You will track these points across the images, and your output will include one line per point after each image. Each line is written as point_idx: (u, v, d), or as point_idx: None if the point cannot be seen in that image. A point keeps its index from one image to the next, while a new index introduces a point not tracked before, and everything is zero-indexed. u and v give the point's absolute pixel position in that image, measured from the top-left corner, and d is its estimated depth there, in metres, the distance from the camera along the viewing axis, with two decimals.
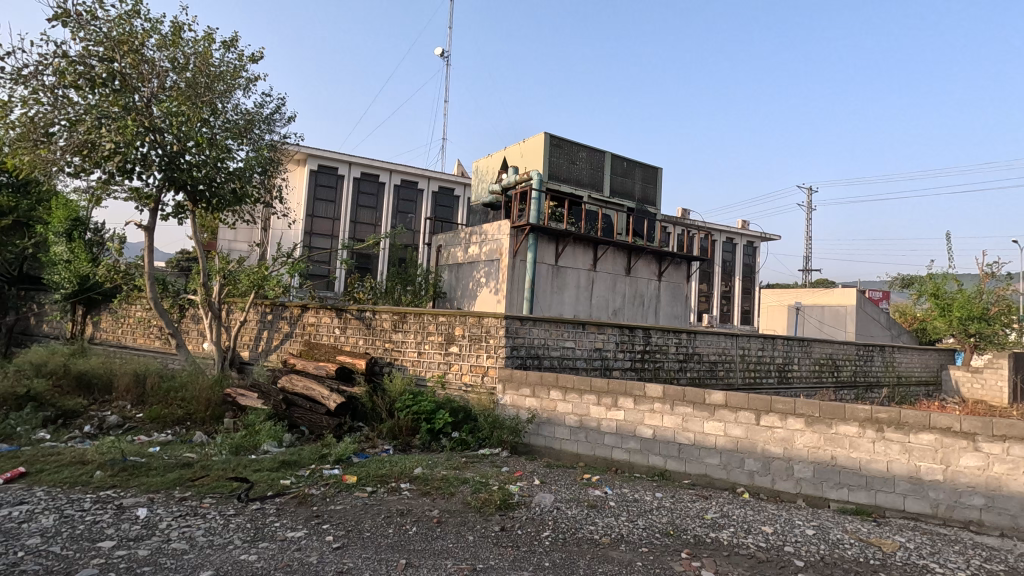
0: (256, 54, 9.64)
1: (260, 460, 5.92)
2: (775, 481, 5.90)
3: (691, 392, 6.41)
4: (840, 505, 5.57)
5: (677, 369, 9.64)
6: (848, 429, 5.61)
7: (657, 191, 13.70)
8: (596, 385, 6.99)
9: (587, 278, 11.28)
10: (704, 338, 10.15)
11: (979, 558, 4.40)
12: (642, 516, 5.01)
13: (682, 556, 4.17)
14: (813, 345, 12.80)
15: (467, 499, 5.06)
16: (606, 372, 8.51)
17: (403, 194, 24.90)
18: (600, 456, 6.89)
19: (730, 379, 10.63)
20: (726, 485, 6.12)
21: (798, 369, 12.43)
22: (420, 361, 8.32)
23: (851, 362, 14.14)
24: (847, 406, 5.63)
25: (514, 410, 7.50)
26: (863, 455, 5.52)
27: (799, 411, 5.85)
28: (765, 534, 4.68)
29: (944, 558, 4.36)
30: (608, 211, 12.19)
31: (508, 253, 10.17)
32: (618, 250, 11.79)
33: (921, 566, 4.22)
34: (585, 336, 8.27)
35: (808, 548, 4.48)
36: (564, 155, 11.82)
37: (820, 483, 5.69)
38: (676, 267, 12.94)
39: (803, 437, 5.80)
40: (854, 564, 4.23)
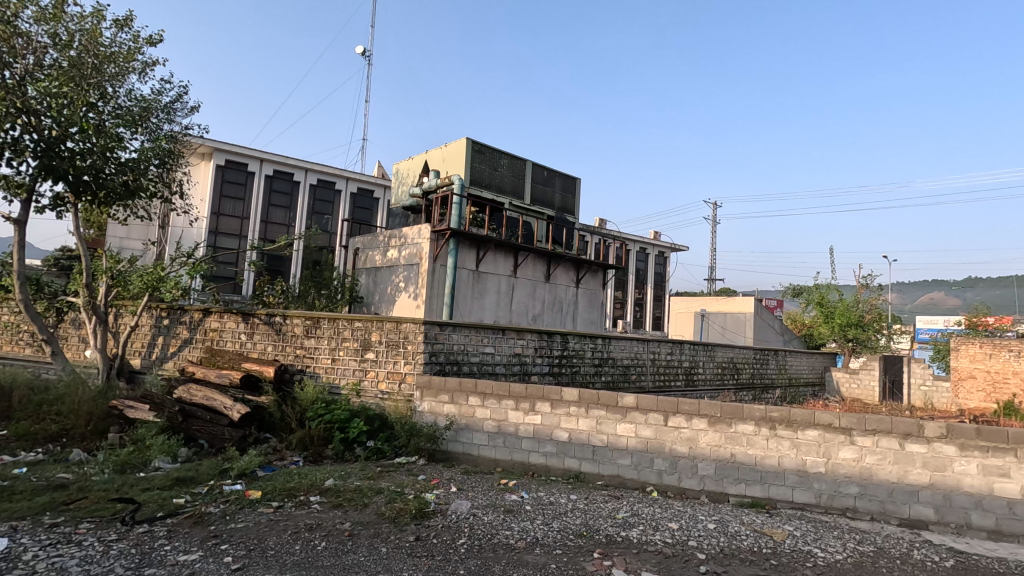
0: (155, 37, 8.88)
1: (150, 478, 5.41)
2: (681, 479, 6.22)
3: (605, 396, 6.62)
4: (738, 499, 5.96)
5: (593, 373, 9.94)
6: (745, 428, 6.03)
7: (576, 200, 14.13)
8: (514, 390, 7.04)
9: (507, 284, 11.37)
10: (618, 343, 10.54)
11: (854, 541, 4.87)
12: (557, 518, 5.10)
13: (595, 556, 4.28)
14: (716, 349, 13.65)
15: (381, 510, 4.91)
16: (525, 377, 8.62)
17: (319, 194, 23.93)
18: (517, 460, 6.94)
19: (641, 382, 11.11)
20: (637, 484, 6.37)
21: (703, 372, 13.21)
22: (334, 367, 7.98)
23: (750, 365, 15.24)
24: (745, 406, 6.04)
25: (432, 417, 7.38)
26: (759, 451, 5.95)
27: (702, 411, 6.22)
28: (671, 531, 4.92)
29: (825, 543, 4.79)
30: (528, 218, 12.38)
31: (429, 257, 10.03)
32: (538, 256, 11.98)
33: (806, 553, 4.59)
34: (505, 342, 8.32)
35: (709, 541, 4.76)
36: (486, 161, 11.87)
37: (721, 479, 6.06)
38: (593, 275, 13.38)
39: (706, 437, 6.16)
40: (749, 554, 4.53)
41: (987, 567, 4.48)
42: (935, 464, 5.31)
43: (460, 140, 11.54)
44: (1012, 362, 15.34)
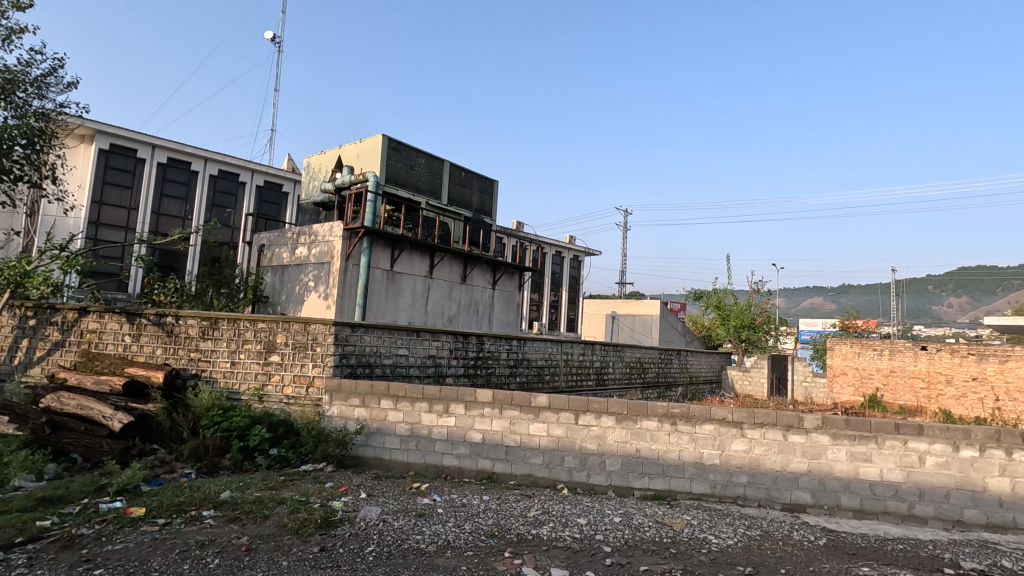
0: (23, 2, 7.88)
1: (9, 499, 4.77)
2: (590, 475, 6.42)
3: (518, 396, 6.70)
4: (642, 493, 6.25)
5: (508, 374, 10.03)
6: (650, 424, 6.35)
7: (493, 203, 14.24)
8: (428, 392, 6.94)
9: (423, 285, 11.21)
10: (532, 344, 10.71)
11: (744, 527, 5.27)
12: (469, 520, 5.08)
13: (505, 556, 4.31)
14: (624, 350, 14.26)
15: (283, 521, 4.65)
16: (439, 379, 8.52)
17: (221, 186, 22.33)
18: (431, 463, 6.84)
19: (555, 382, 11.36)
20: (548, 482, 6.50)
21: (612, 372, 13.75)
22: (234, 371, 7.46)
23: (655, 365, 16.08)
24: (649, 403, 6.36)
25: (341, 422, 7.11)
26: (662, 446, 6.28)
27: (610, 409, 6.46)
28: (579, 526, 5.06)
29: (718, 530, 5.15)
30: (445, 219, 12.29)
31: (340, 256, 9.65)
32: (455, 257, 11.91)
33: (701, 540, 4.91)
34: (419, 343, 8.19)
35: (614, 534, 4.95)
36: (402, 159, 11.65)
37: (627, 473, 6.33)
38: (509, 277, 13.53)
39: (614, 434, 6.41)
40: (651, 544, 4.77)
41: (853, 542, 5.01)
42: (812, 453, 5.87)
43: (376, 136, 11.24)
44: (875, 360, 17.39)
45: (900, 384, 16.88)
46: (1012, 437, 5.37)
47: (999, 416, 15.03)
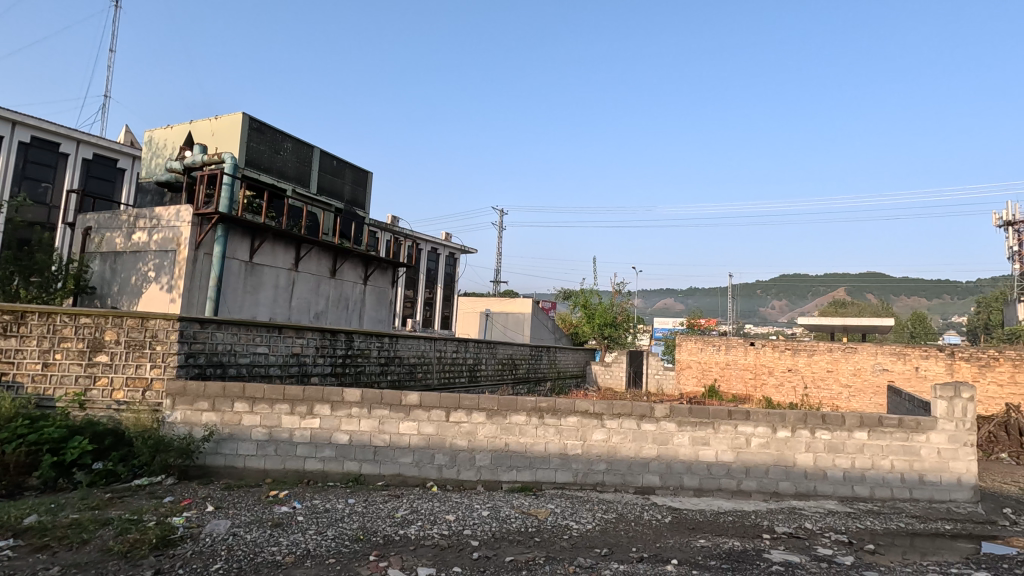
0: None
1: None
2: (459, 471, 6.45)
3: (388, 395, 6.51)
4: (509, 485, 6.42)
5: (378, 373, 9.72)
6: (518, 418, 6.53)
7: (366, 195, 13.79)
8: (289, 393, 6.49)
9: (287, 278, 10.45)
10: (405, 341, 10.49)
11: (602, 511, 5.64)
12: (332, 526, 4.83)
13: (370, 559, 4.17)
14: (497, 346, 14.55)
15: (108, 545, 4.05)
16: (303, 378, 8.01)
17: (32, 155, 18.86)
18: (290, 469, 6.39)
19: (427, 380, 11.24)
20: (417, 481, 6.41)
21: (484, 368, 13.95)
22: (47, 375, 6.35)
23: (526, 361, 16.62)
24: (518, 398, 6.54)
25: (186, 428, 6.39)
26: (529, 439, 6.50)
27: (482, 405, 6.54)
28: (448, 523, 5.07)
29: (579, 516, 5.46)
30: (314, 209, 11.61)
31: (189, 244, 8.63)
32: (323, 251, 11.29)
33: (563, 527, 5.17)
34: (281, 341, 7.62)
35: (482, 527, 5.03)
36: (266, 141, 10.77)
37: (496, 467, 6.46)
38: (382, 272, 13.16)
39: (484, 429, 6.50)
40: (516, 535, 4.92)
41: (692, 518, 5.60)
42: (661, 439, 6.45)
43: (235, 114, 10.26)
44: (714, 354, 19.64)
45: (734, 376, 19.22)
46: (815, 419, 6.37)
47: (806, 401, 17.72)
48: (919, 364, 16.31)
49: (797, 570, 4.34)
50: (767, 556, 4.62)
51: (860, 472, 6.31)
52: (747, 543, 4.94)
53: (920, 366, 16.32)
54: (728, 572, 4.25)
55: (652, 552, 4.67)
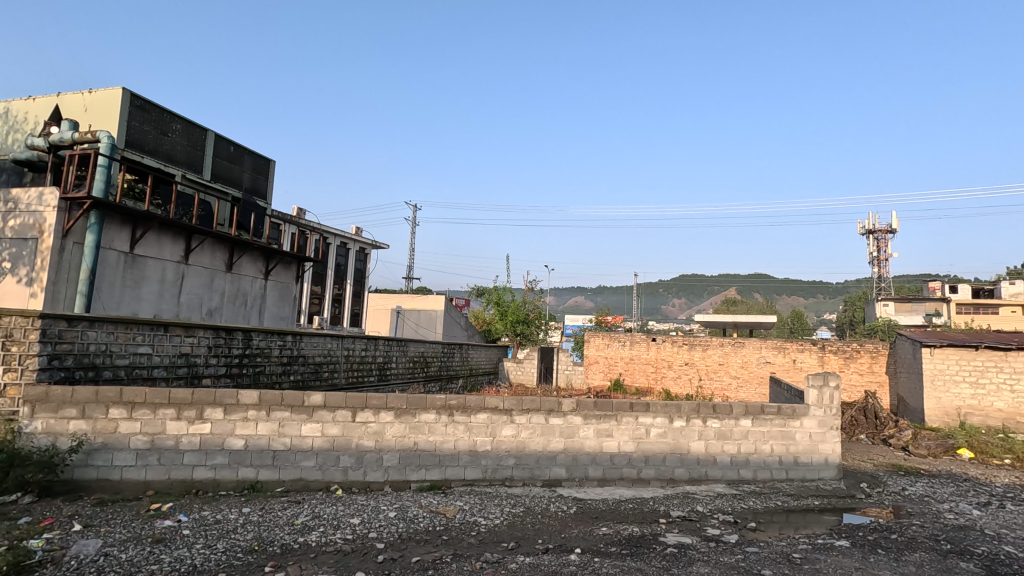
0: None
1: None
2: (366, 473, 6.25)
3: (289, 396, 6.16)
4: (418, 484, 6.32)
5: (280, 373, 9.19)
6: (428, 416, 6.44)
7: (266, 184, 13.01)
8: (176, 396, 5.96)
9: (175, 272, 9.59)
10: (309, 339, 10.01)
11: (509, 506, 5.72)
12: (223, 538, 4.50)
13: (267, 571, 3.94)
14: (408, 344, 14.28)
15: None
16: (194, 380, 7.39)
17: None
18: (176, 479, 5.88)
19: (334, 379, 10.81)
20: (320, 485, 6.13)
21: (395, 367, 13.64)
22: None
23: (438, 358, 16.48)
24: (428, 396, 6.46)
25: (49, 439, 5.68)
26: (438, 437, 6.43)
27: (390, 404, 6.38)
28: (352, 527, 4.89)
29: (487, 512, 5.49)
30: (207, 197, 10.75)
31: (55, 231, 7.63)
32: (218, 243, 10.50)
33: (471, 523, 5.17)
34: (167, 340, 6.98)
35: (388, 529, 4.90)
36: (151, 121, 9.81)
37: (404, 467, 6.33)
38: (284, 267, 12.47)
39: (392, 429, 6.35)
40: (424, 534, 4.85)
41: (596, 507, 5.82)
42: (567, 432, 6.64)
43: (114, 89, 9.25)
44: (620, 349, 20.56)
45: (637, 370, 20.23)
46: (707, 408, 6.85)
47: (701, 393, 19.04)
48: (796, 356, 18.04)
49: (688, 550, 4.64)
50: (662, 539, 4.90)
51: (744, 456, 6.88)
52: (645, 528, 5.21)
53: (797, 359, 18.06)
54: (628, 557, 4.45)
55: (557, 542, 4.79)
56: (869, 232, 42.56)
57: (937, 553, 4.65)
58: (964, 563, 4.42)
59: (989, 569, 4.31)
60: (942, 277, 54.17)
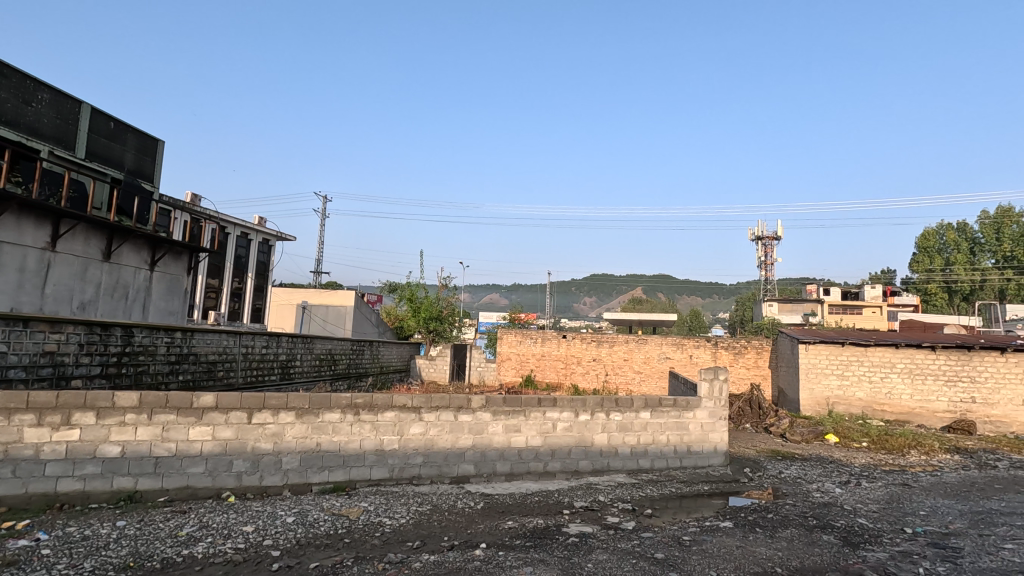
0: None
1: None
2: (262, 477, 5.90)
3: (176, 397, 5.68)
4: (320, 487, 6.06)
5: (166, 373, 8.44)
6: (332, 416, 6.19)
7: (153, 165, 11.91)
8: (37, 400, 5.28)
9: (39, 260, 8.50)
10: (202, 336, 9.28)
11: (416, 504, 5.64)
12: (92, 556, 4.06)
13: None
14: (313, 341, 13.64)
15: None
16: (60, 382, 6.59)
17: None
18: (35, 493, 5.21)
19: (230, 379, 10.10)
20: (210, 492, 5.71)
21: (299, 365, 12.98)
22: None
23: (346, 356, 15.89)
24: (332, 395, 6.22)
25: None
26: (342, 437, 6.20)
27: (290, 404, 6.07)
28: (245, 535, 4.60)
29: (392, 512, 5.38)
30: (81, 177, 9.63)
31: None
32: (93, 229, 9.44)
33: (375, 524, 5.04)
34: (27, 337, 6.16)
35: (285, 535, 4.67)
36: (9, 87, 8.61)
37: (305, 469, 6.05)
38: (173, 257, 11.47)
39: (293, 430, 6.03)
40: (324, 538, 4.66)
41: (502, 502, 5.89)
42: (476, 429, 6.67)
43: None
44: (531, 346, 20.95)
45: (547, 366, 20.72)
46: (610, 403, 7.15)
47: (606, 387, 19.87)
48: (692, 352, 19.30)
49: (589, 539, 4.82)
50: (565, 530, 5.06)
51: (643, 447, 7.26)
52: (549, 520, 5.35)
53: (693, 354, 19.31)
54: (531, 549, 4.54)
55: (463, 539, 4.80)
56: (758, 238, 46.47)
57: (805, 528, 5.19)
58: (826, 536, 4.96)
59: (845, 540, 4.86)
60: (817, 281, 60.32)
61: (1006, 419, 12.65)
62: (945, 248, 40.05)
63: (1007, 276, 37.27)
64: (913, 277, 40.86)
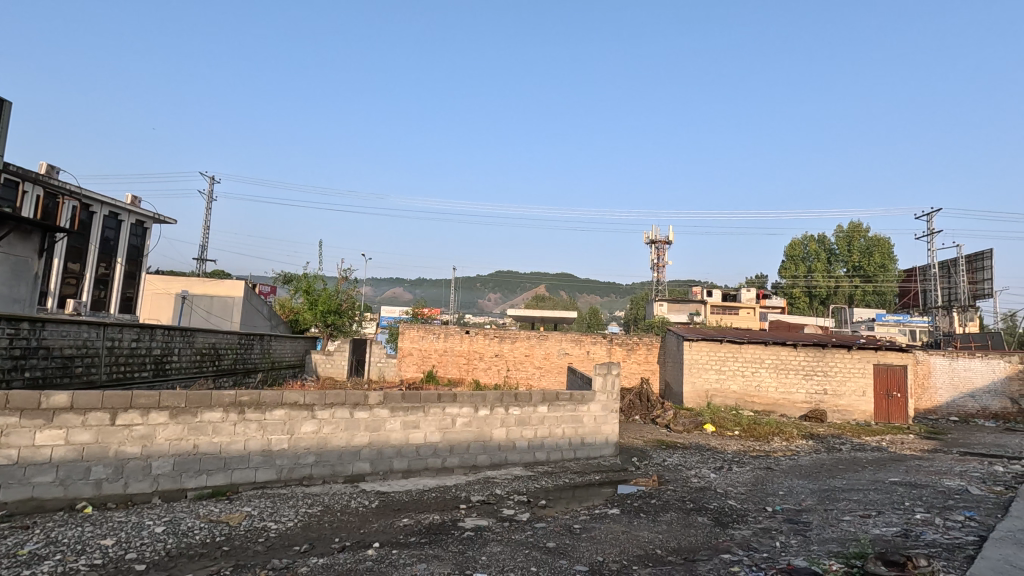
0: None
1: None
2: (127, 485, 5.32)
3: (20, 397, 4.96)
4: (196, 492, 5.57)
5: (9, 370, 7.33)
6: (212, 415, 5.73)
7: None
8: None
9: None
10: (56, 327, 8.17)
11: (305, 506, 5.37)
12: None
13: None
14: (194, 335, 12.53)
15: None
16: None
17: None
18: None
19: (91, 376, 8.99)
20: (61, 504, 5.04)
21: (176, 360, 11.87)
22: None
23: (232, 351, 14.76)
24: (213, 393, 5.75)
25: None
26: (224, 438, 5.76)
27: (163, 404, 5.52)
28: (103, 549, 4.13)
29: (279, 515, 5.08)
30: None
31: None
32: None
33: (259, 529, 4.74)
34: None
35: (153, 547, 4.25)
36: None
37: (179, 474, 5.53)
38: (20, 237, 9.99)
39: (165, 431, 5.50)
40: (199, 547, 4.30)
41: (398, 499, 5.78)
42: (373, 426, 6.48)
43: None
44: (434, 342, 20.75)
45: (449, 362, 20.64)
46: (508, 398, 7.27)
47: (507, 382, 20.19)
48: (589, 348, 20.13)
49: (484, 532, 4.87)
50: (461, 524, 5.07)
51: (540, 440, 7.46)
52: (445, 515, 5.34)
53: (589, 350, 20.15)
54: (426, 545, 4.50)
55: (355, 539, 4.66)
56: (653, 241, 49.49)
57: (682, 511, 5.62)
58: (700, 518, 5.40)
59: (716, 520, 5.33)
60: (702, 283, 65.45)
61: (850, 408, 14.52)
62: (808, 257, 45.23)
63: (855, 283, 42.84)
64: (782, 282, 45.64)
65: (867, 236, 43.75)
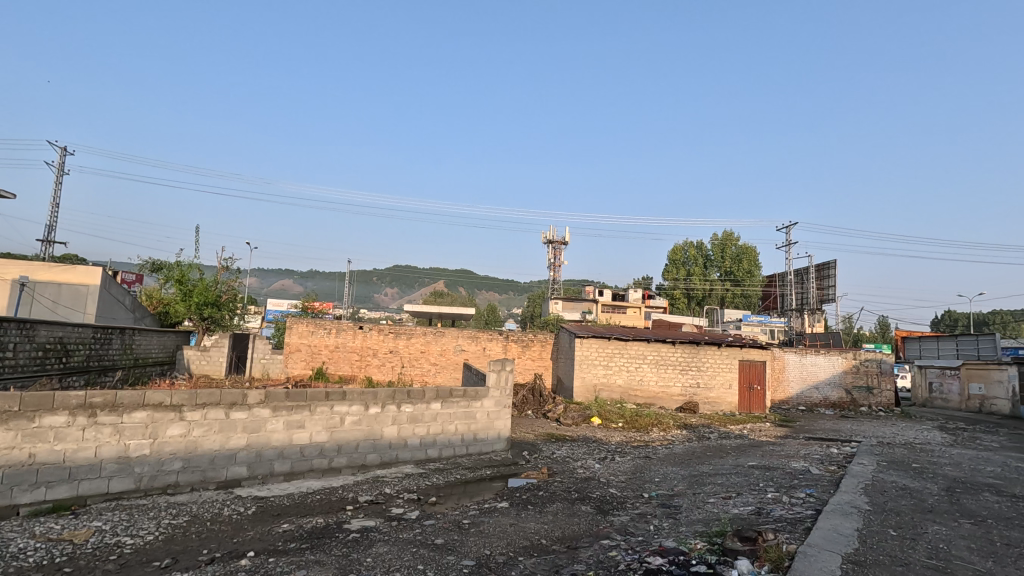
0: None
1: None
2: None
3: None
4: (32, 508, 4.85)
5: None
6: (55, 420, 5.02)
7: None
8: None
9: None
10: None
11: (169, 517, 4.88)
12: None
13: None
14: (35, 327, 10.89)
15: None
16: None
17: None
18: None
19: None
20: None
21: (11, 357, 10.24)
22: None
23: (85, 346, 13.03)
24: (57, 394, 5.05)
25: None
26: (70, 445, 5.08)
27: None
28: None
29: (136, 528, 4.57)
30: None
31: None
32: None
33: (111, 546, 4.24)
34: None
35: None
36: None
37: (9, 489, 4.78)
38: None
39: None
40: (33, 571, 3.75)
41: (278, 504, 5.44)
42: (251, 427, 6.05)
43: None
44: (325, 337, 19.81)
45: (341, 358, 19.82)
46: (400, 395, 7.14)
47: (402, 379, 19.80)
48: (485, 345, 20.30)
49: (371, 533, 4.74)
50: (346, 527, 4.89)
51: (432, 437, 7.41)
52: (330, 518, 5.12)
53: (486, 347, 20.32)
54: (307, 551, 4.29)
55: (227, 549, 4.32)
56: (549, 241, 50.97)
57: (568, 501, 5.85)
58: (584, 506, 5.67)
59: (598, 508, 5.62)
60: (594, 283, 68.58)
61: (719, 399, 15.99)
62: (688, 262, 48.99)
63: (726, 286, 47.22)
64: (665, 284, 49.05)
65: (738, 245, 48.34)
